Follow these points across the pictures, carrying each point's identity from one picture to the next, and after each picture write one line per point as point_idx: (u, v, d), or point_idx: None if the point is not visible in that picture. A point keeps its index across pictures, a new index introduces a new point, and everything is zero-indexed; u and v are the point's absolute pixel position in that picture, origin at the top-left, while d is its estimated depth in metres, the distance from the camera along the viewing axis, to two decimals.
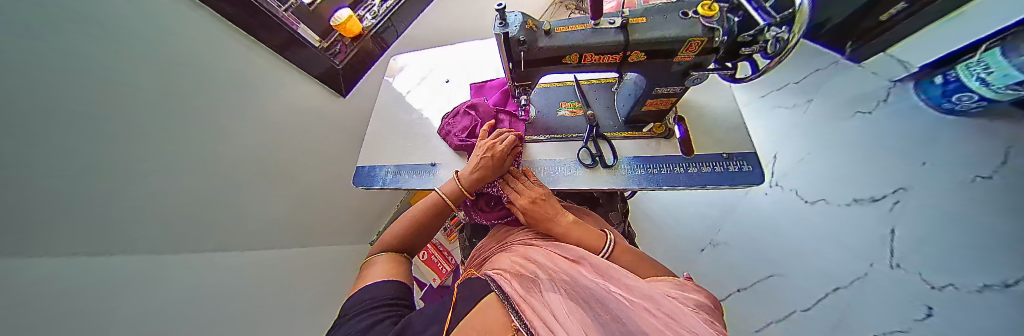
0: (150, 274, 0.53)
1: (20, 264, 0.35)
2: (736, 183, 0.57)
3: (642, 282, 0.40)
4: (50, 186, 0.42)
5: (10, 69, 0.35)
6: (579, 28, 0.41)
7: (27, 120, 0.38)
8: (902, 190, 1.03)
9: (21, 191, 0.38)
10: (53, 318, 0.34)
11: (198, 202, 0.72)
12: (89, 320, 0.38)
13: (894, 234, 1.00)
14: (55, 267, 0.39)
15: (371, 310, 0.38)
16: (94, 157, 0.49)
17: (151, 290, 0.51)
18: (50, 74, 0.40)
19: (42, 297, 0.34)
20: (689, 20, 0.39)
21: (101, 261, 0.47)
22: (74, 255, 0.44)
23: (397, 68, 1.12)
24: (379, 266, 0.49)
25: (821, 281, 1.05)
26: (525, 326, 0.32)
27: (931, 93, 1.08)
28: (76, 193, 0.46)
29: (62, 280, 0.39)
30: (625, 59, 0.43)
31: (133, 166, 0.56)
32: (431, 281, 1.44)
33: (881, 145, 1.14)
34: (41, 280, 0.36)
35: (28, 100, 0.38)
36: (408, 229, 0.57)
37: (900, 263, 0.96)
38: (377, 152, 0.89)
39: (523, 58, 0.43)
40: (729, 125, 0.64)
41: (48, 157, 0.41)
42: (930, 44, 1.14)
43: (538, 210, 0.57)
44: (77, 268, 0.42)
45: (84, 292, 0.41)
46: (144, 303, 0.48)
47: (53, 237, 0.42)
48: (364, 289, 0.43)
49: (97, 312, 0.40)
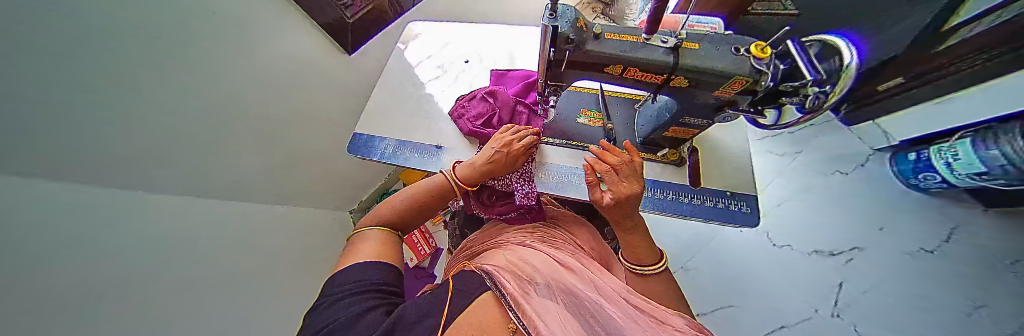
0: (123, 230, 0.49)
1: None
2: (734, 221, 0.59)
3: (639, 310, 0.39)
4: (20, 131, 0.36)
5: (13, 43, 0.32)
6: (628, 39, 0.39)
7: (16, 92, 0.34)
8: (858, 250, 1.16)
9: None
10: (18, 281, 0.29)
11: (179, 153, 0.66)
12: (60, 287, 0.34)
13: (843, 286, 1.12)
14: (31, 219, 0.35)
15: (360, 293, 0.35)
16: (82, 96, 0.43)
17: (121, 250, 0.46)
18: (56, 46, 0.37)
19: (8, 252, 0.30)
20: (739, 57, 0.38)
21: (61, 207, 0.41)
22: (47, 200, 0.40)
23: (413, 35, 1.06)
24: (368, 241, 0.46)
25: (773, 319, 1.14)
26: (523, 326, 0.31)
27: (903, 167, 1.19)
28: (58, 136, 0.41)
29: (31, 233, 0.34)
30: (667, 82, 0.42)
31: (118, 109, 0.50)
32: (407, 261, 1.39)
33: (861, 205, 1.24)
34: (12, 232, 0.32)
35: (16, 67, 0.33)
36: (403, 208, 0.53)
37: (840, 313, 1.07)
38: (379, 122, 0.84)
39: (566, 58, 0.41)
40: (737, 165, 0.66)
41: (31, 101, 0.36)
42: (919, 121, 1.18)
43: (627, 208, 0.47)
44: (50, 219, 0.38)
45: (50, 255, 0.36)
46: (114, 269, 0.44)
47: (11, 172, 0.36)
48: (354, 267, 0.40)
49: (69, 279, 0.36)
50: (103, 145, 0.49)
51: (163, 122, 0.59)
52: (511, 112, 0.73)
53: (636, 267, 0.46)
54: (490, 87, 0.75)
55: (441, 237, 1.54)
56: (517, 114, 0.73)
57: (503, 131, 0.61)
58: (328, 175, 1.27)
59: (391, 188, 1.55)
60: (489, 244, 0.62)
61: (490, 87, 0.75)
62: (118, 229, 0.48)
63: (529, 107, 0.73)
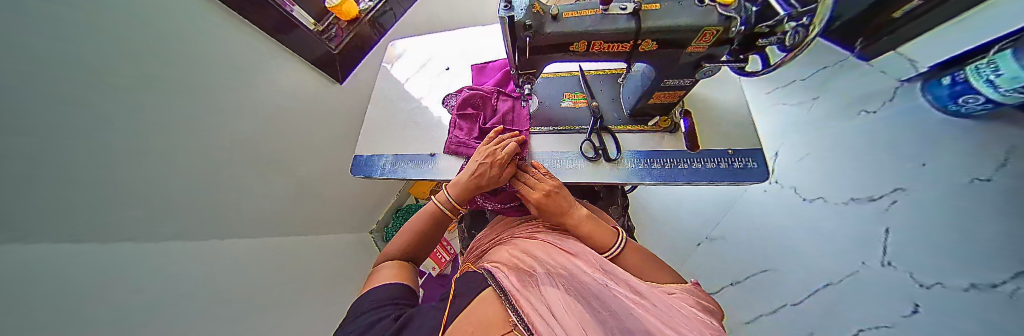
0: (128, 265, 0.51)
1: (17, 277, 0.34)
2: (740, 180, 0.57)
3: (639, 280, 0.42)
4: (30, 195, 0.39)
5: (11, 118, 0.34)
6: (588, 14, 0.39)
7: (23, 158, 0.37)
8: (902, 191, 1.05)
9: (12, 159, 0.36)
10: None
11: (190, 185, 0.69)
12: (51, 316, 0.36)
13: (889, 233, 1.02)
14: (34, 261, 0.38)
15: (377, 307, 0.39)
16: (94, 129, 0.47)
17: (124, 284, 0.48)
18: (53, 115, 0.40)
19: (23, 312, 0.32)
20: (705, 8, 0.37)
21: (77, 259, 0.44)
22: (49, 239, 0.42)
23: (395, 55, 1.10)
24: (384, 271, 0.50)
25: (816, 274, 1.09)
26: (520, 320, 0.30)
27: (940, 94, 1.07)
28: (71, 174, 0.44)
29: (44, 293, 0.36)
30: (635, 48, 0.41)
31: (111, 140, 0.50)
32: (430, 270, 1.45)
33: (907, 141, 1.11)
34: (25, 293, 0.34)
35: (27, 130, 0.37)
36: (408, 241, 0.57)
37: (892, 262, 0.98)
38: (375, 140, 0.87)
39: (529, 44, 0.41)
40: (737, 121, 0.63)
41: (37, 130, 0.38)
42: (952, 42, 1.09)
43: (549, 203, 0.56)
44: (70, 273, 0.41)
45: (71, 309, 0.39)
46: (113, 301, 0.45)
47: (33, 239, 0.39)
48: (372, 289, 0.44)
49: (63, 310, 0.37)
50: (95, 176, 0.48)
51: (170, 156, 0.63)
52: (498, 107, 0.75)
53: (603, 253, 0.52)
54: (467, 91, 0.77)
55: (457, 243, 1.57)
56: (504, 103, 0.75)
57: (487, 142, 0.63)
58: (342, 200, 1.33)
59: (403, 203, 1.62)
60: (494, 240, 0.64)
61: (468, 92, 0.77)
62: (141, 276, 0.52)
63: (513, 100, 0.75)
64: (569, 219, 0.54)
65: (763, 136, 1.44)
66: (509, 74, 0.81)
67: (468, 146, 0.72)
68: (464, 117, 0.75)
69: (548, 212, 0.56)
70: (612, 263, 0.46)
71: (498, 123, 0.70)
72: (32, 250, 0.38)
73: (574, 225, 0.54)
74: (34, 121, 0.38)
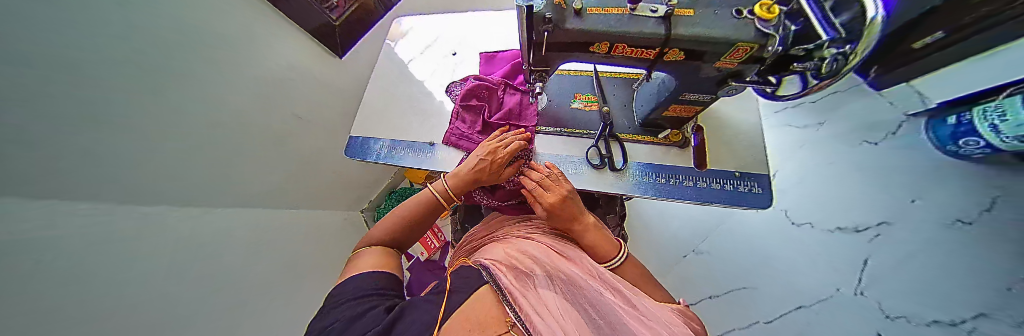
0: (127, 228, 0.50)
1: (33, 256, 0.33)
2: (745, 204, 0.55)
3: (641, 295, 0.41)
4: (45, 168, 0.38)
5: (30, 89, 0.33)
6: (613, 12, 0.35)
7: (41, 131, 0.36)
8: (888, 224, 0.99)
9: (32, 129, 0.34)
10: (47, 318, 0.32)
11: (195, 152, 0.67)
12: (53, 281, 0.35)
13: (868, 264, 0.99)
14: (53, 235, 0.37)
15: (359, 298, 0.36)
16: (113, 90, 0.45)
17: (123, 249, 0.47)
18: (71, 86, 0.38)
19: (35, 292, 0.32)
20: (741, 20, 0.34)
21: (92, 232, 0.44)
22: (64, 210, 0.41)
23: (400, 32, 1.04)
24: (364, 256, 0.46)
25: (788, 299, 1.14)
26: (521, 321, 0.29)
27: (940, 133, 0.94)
28: (87, 139, 0.43)
29: (59, 271, 0.36)
30: (661, 56, 0.38)
31: (124, 111, 0.48)
32: (419, 255, 1.44)
33: None
34: (40, 272, 0.34)
35: (44, 102, 0.35)
36: (394, 227, 0.52)
37: (864, 291, 0.98)
38: (373, 122, 0.83)
39: (545, 39, 0.38)
40: (749, 143, 0.61)
41: (58, 103, 0.37)
42: (959, 82, 0.96)
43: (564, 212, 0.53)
44: (81, 248, 0.41)
45: (79, 287, 0.38)
46: (112, 264, 0.44)
47: (52, 211, 0.39)
48: (353, 277, 0.40)
49: (64, 273, 0.37)
50: (108, 147, 0.46)
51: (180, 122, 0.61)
52: (504, 102, 0.72)
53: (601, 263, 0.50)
54: (473, 81, 0.74)
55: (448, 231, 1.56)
56: (511, 98, 0.72)
57: (491, 138, 0.61)
58: (337, 177, 1.29)
59: (397, 186, 1.58)
60: (487, 238, 0.62)
61: (473, 82, 0.73)
62: (145, 252, 0.51)
63: (521, 95, 0.71)
64: (578, 224, 0.53)
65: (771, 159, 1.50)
66: (519, 66, 0.77)
67: (470, 139, 0.70)
68: (467, 108, 0.72)
69: (557, 217, 0.54)
70: (612, 272, 0.45)
71: (502, 119, 0.67)
72: (50, 223, 0.38)
73: (579, 233, 0.53)
74: (52, 92, 0.36)
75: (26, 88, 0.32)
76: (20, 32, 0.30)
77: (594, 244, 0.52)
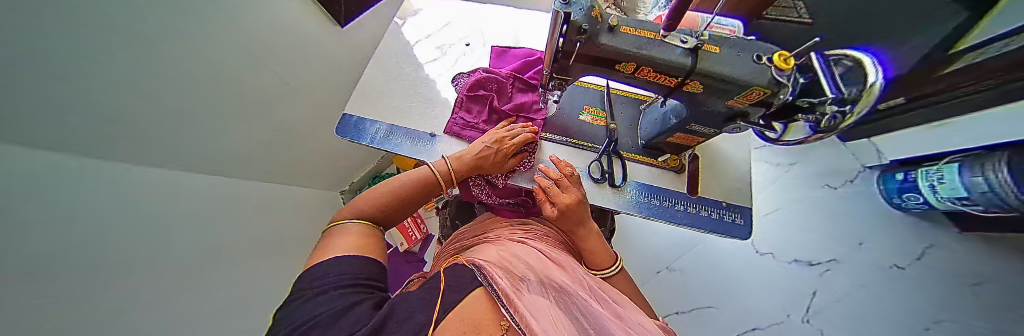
0: (95, 187, 0.45)
1: (7, 206, 0.30)
2: (728, 233, 0.59)
3: (629, 306, 0.42)
4: (16, 111, 0.33)
5: (11, 21, 0.29)
6: (645, 35, 0.36)
7: (17, 70, 0.32)
8: (836, 262, 1.19)
9: (7, 67, 0.30)
10: (21, 275, 0.29)
11: (185, 112, 0.63)
12: (39, 234, 0.33)
13: (816, 295, 1.17)
14: (24, 187, 0.34)
15: (341, 288, 0.29)
16: (121, 76, 0.47)
17: (103, 207, 0.45)
18: (50, 21, 0.34)
19: (12, 246, 0.29)
20: (761, 66, 0.36)
21: (62, 188, 0.39)
22: (36, 160, 0.37)
23: (412, 11, 1.00)
24: (346, 234, 0.39)
25: (745, 321, 1.20)
26: (518, 325, 0.29)
27: (890, 186, 1.18)
28: (70, 85, 0.39)
29: (31, 227, 0.33)
30: (680, 86, 0.40)
31: (100, 55, 0.43)
32: (397, 246, 1.38)
33: (855, 219, 1.24)
34: (15, 226, 0.31)
35: (21, 36, 0.31)
36: (383, 202, 0.47)
37: (810, 319, 1.14)
38: (371, 102, 0.79)
39: (576, 50, 0.38)
40: (737, 177, 0.65)
41: (32, 39, 0.32)
42: (914, 142, 1.08)
43: (574, 215, 0.52)
44: (54, 204, 0.37)
45: (55, 245, 0.35)
46: (86, 221, 0.41)
47: (22, 159, 0.35)
48: (338, 260, 0.33)
49: (49, 227, 0.35)
50: (80, 94, 0.41)
51: (169, 76, 0.56)
52: (514, 99, 0.72)
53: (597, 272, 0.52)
54: (482, 73, 0.72)
55: (433, 223, 1.50)
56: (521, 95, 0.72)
57: (497, 128, 0.62)
58: (320, 153, 1.21)
59: (383, 171, 1.50)
60: (479, 237, 0.61)
61: (482, 74, 0.71)
62: (114, 214, 0.46)
63: (531, 95, 0.72)
64: (583, 229, 0.53)
65: (755, 197, 1.42)
66: (530, 65, 0.77)
67: (474, 129, 0.70)
68: (474, 99, 0.71)
69: (564, 221, 0.53)
70: (601, 282, 0.46)
71: (512, 111, 0.69)
72: (20, 173, 0.34)
73: (581, 238, 0.54)
74: (32, 25, 0.32)
75: (9, 20, 0.29)
76: (38, 7, 0.32)
77: (591, 252, 0.53)
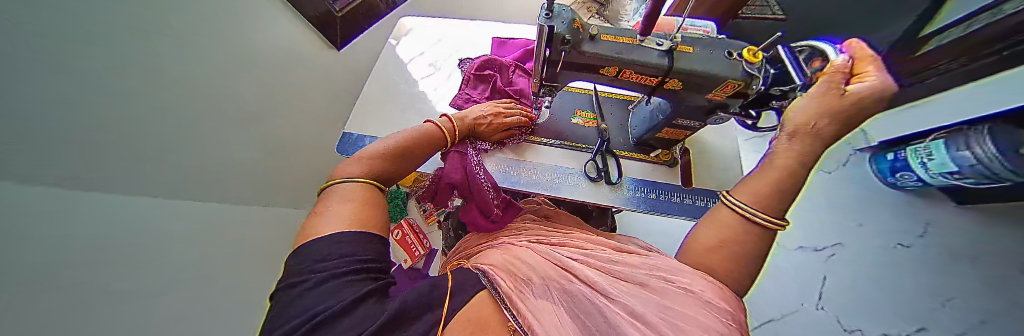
0: (153, 205, 0.50)
1: (65, 232, 0.34)
2: None
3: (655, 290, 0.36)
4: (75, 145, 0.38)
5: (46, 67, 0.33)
6: (624, 41, 0.40)
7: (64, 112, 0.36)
8: (841, 246, 1.18)
9: (55, 109, 0.34)
10: (86, 293, 0.33)
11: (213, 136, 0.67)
12: (98, 256, 0.37)
13: (825, 281, 1.14)
14: (88, 216, 0.38)
15: (343, 276, 0.29)
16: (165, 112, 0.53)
17: (162, 227, 0.50)
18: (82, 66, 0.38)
19: (74, 268, 0.33)
20: (731, 61, 0.39)
21: (127, 212, 0.44)
22: (102, 188, 0.42)
23: (405, 30, 1.04)
24: (346, 198, 0.39)
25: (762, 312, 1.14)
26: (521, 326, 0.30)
27: (882, 166, 1.20)
28: (59, 85, 0.35)
29: (96, 249, 0.37)
30: (661, 84, 0.42)
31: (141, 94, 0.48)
32: (400, 262, 1.36)
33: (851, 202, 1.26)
34: (78, 250, 0.34)
35: (60, 80, 0.35)
36: (384, 162, 0.47)
37: (825, 306, 1.10)
38: (368, 119, 0.82)
39: (562, 58, 0.41)
40: (728, 167, 0.68)
41: (74, 83, 0.37)
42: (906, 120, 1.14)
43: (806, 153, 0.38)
44: (122, 229, 0.42)
45: (124, 265, 0.39)
46: (149, 241, 0.46)
47: (91, 188, 0.40)
48: (336, 236, 0.32)
49: (111, 250, 0.39)
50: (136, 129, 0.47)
51: (200, 106, 0.62)
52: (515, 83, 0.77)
53: (752, 213, 0.37)
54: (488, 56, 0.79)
55: (436, 237, 1.49)
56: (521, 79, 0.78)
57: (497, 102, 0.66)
58: None
59: None
60: (479, 247, 0.60)
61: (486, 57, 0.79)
62: (178, 235, 0.52)
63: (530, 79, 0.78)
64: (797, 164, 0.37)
65: None
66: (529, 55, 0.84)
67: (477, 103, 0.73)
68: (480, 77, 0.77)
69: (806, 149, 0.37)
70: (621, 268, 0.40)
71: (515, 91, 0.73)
72: (80, 203, 0.38)
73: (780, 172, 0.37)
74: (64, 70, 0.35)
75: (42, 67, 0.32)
76: (68, 55, 0.35)
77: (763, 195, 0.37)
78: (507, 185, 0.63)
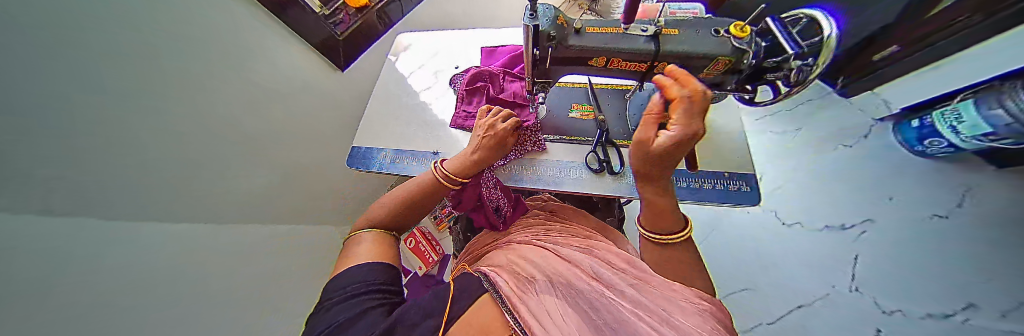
0: (134, 238, 0.50)
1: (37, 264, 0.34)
2: (731, 201, 0.59)
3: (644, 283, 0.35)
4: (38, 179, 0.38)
5: None
6: (609, 31, 0.40)
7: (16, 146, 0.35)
8: None
9: None
10: (64, 323, 0.33)
11: (212, 158, 0.72)
12: (75, 287, 0.37)
13: (856, 259, 1.04)
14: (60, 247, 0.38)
15: (359, 296, 0.32)
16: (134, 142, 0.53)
17: (145, 257, 0.50)
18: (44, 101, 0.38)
19: (47, 299, 0.33)
20: (720, 38, 0.39)
21: (102, 245, 0.45)
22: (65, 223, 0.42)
23: (403, 46, 1.09)
24: (366, 243, 0.43)
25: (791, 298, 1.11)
26: (519, 325, 0.28)
27: None
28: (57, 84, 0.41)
29: (69, 280, 0.37)
30: (652, 69, 0.43)
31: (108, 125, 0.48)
32: (415, 270, 1.39)
33: None
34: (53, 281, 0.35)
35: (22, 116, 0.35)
36: (395, 207, 0.51)
37: None
38: (374, 132, 0.86)
39: (549, 54, 0.42)
40: (734, 146, 0.66)
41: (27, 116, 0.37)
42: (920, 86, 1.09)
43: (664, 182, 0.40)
44: (99, 260, 0.42)
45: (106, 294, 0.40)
46: (130, 272, 0.46)
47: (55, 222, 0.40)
48: (362, 268, 0.37)
49: (90, 279, 0.39)
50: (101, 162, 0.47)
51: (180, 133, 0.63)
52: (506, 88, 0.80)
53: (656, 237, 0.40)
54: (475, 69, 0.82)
55: (448, 243, 1.51)
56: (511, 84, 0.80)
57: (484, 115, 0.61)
58: None
59: None
60: (488, 247, 0.61)
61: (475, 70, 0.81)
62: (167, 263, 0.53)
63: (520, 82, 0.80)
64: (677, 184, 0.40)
65: (757, 169, 1.42)
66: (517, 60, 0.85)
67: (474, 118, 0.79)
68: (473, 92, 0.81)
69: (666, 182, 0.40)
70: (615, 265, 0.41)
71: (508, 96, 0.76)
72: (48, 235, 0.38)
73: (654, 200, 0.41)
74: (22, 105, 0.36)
75: None
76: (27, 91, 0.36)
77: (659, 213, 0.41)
78: (513, 185, 0.64)
